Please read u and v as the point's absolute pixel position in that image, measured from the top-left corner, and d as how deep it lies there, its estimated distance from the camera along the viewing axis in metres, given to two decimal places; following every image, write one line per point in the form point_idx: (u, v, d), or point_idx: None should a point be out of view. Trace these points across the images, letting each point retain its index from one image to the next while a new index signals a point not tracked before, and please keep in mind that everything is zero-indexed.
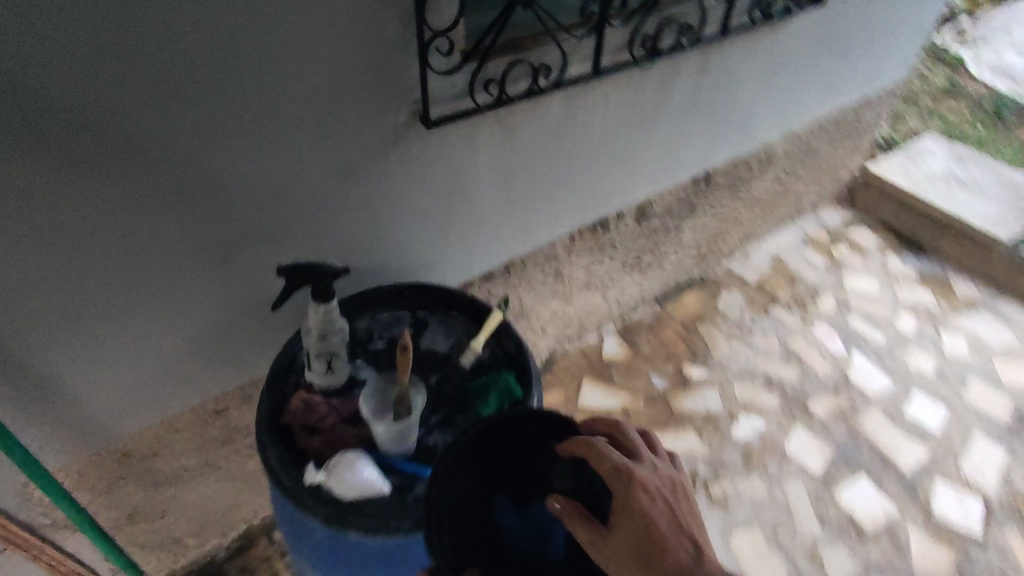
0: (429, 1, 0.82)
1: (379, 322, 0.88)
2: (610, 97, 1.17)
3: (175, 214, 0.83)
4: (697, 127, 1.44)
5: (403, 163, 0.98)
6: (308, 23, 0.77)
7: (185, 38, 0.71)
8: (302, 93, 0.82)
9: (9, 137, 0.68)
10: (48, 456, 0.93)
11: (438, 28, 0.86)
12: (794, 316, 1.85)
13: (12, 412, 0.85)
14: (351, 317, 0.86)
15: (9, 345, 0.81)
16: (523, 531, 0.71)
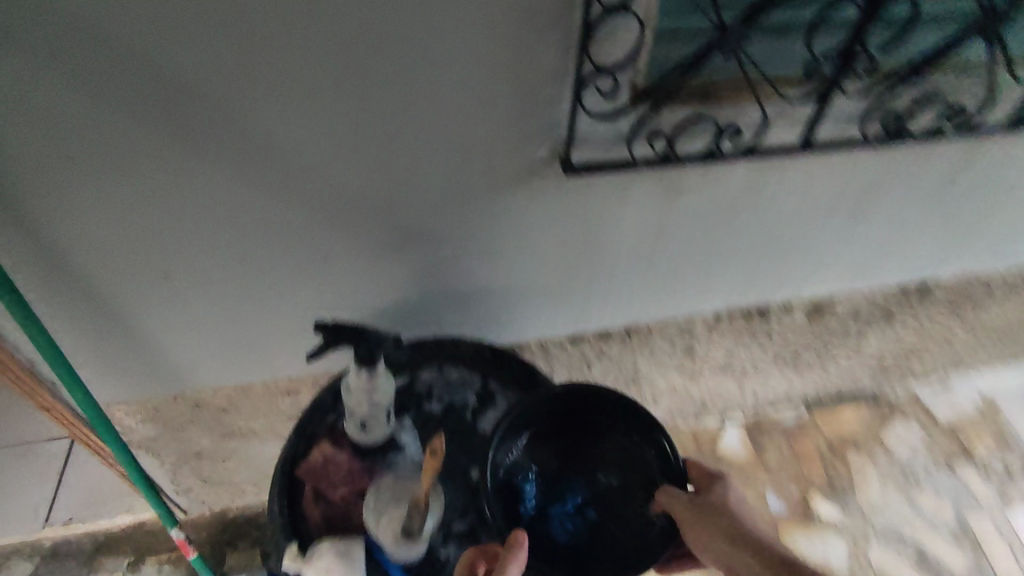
0: (603, 30, 0.66)
1: (444, 380, 0.81)
2: (816, 173, 0.91)
3: (279, 203, 0.78)
4: (929, 227, 1.10)
5: (531, 202, 0.84)
6: (453, 32, 0.65)
7: (315, 33, 0.63)
8: (432, 109, 0.71)
9: (126, 106, 0.66)
10: (130, 386, 0.97)
11: (607, 62, 0.69)
12: (988, 485, 1.41)
13: (103, 346, 0.89)
14: (415, 367, 0.80)
15: (108, 292, 0.83)
16: (569, 523, 0.79)
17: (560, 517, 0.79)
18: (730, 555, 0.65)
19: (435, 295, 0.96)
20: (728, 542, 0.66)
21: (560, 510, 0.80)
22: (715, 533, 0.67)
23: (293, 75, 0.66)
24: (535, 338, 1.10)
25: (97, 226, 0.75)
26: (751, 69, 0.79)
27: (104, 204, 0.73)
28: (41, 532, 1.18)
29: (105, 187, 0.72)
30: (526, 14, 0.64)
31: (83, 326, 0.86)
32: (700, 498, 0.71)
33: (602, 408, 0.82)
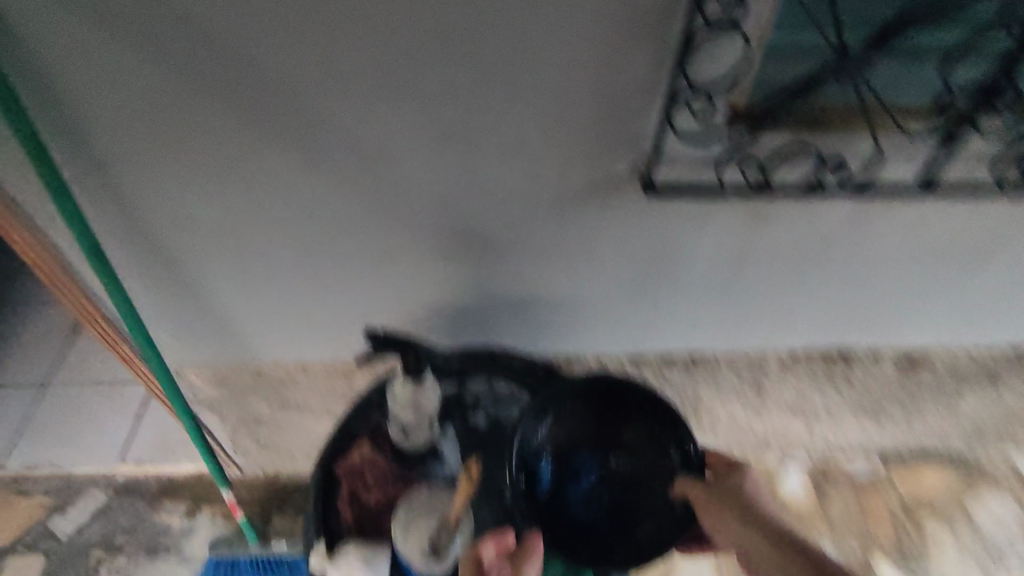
0: (703, 44, 0.61)
1: (492, 392, 0.79)
2: (930, 213, 0.81)
3: (352, 196, 0.78)
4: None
5: (605, 217, 0.80)
6: (544, 36, 0.61)
7: (406, 31, 0.61)
8: (514, 114, 0.68)
9: (218, 94, 0.66)
10: (199, 351, 1.00)
11: (702, 79, 0.64)
12: None
13: (179, 312, 0.93)
14: (464, 373, 0.80)
15: (189, 263, 0.86)
16: (584, 509, 0.76)
17: (576, 497, 0.77)
18: (740, 534, 0.59)
19: (496, 300, 0.94)
20: (738, 517, 0.60)
21: (577, 488, 0.78)
22: (729, 507, 0.61)
23: (377, 70, 0.64)
24: (593, 354, 1.06)
25: (183, 202, 0.78)
26: (869, 97, 0.71)
27: (190, 183, 0.75)
28: (115, 470, 1.26)
29: (193, 167, 0.74)
30: (622, 20, 0.60)
31: (161, 290, 0.90)
32: (723, 482, 0.66)
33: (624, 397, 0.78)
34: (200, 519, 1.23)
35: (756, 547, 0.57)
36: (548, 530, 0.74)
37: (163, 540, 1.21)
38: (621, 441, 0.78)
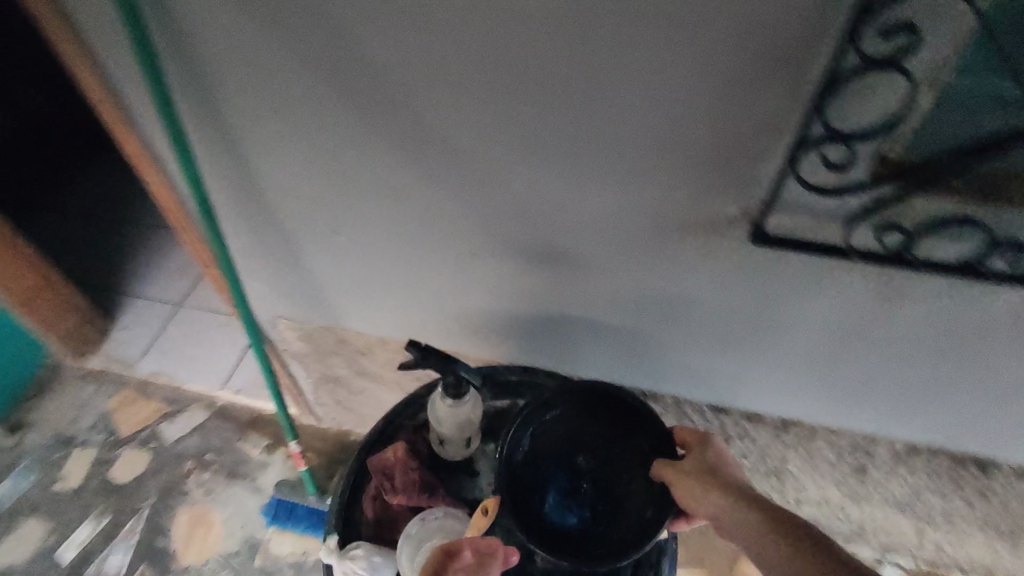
0: (850, 85, 0.50)
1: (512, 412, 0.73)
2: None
3: (445, 198, 0.75)
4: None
5: (705, 258, 0.72)
6: (664, 58, 0.54)
7: (522, 39, 0.55)
8: (624, 135, 0.61)
9: (323, 86, 0.64)
10: (286, 309, 1.03)
11: (847, 123, 0.53)
12: None
13: (270, 280, 0.96)
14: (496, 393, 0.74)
15: (283, 241, 0.87)
16: (571, 517, 0.66)
17: (556, 509, 0.66)
18: (722, 516, 0.57)
19: (576, 316, 0.88)
20: (720, 495, 0.58)
21: (553, 500, 0.67)
22: (708, 483, 0.59)
23: (480, 78, 0.60)
24: (670, 394, 0.97)
25: (281, 187, 0.77)
26: None
27: (288, 169, 0.75)
28: (216, 393, 1.41)
29: (291, 155, 0.73)
30: (758, 50, 0.51)
31: (255, 257, 0.91)
32: (699, 458, 0.62)
33: (597, 395, 0.70)
34: (276, 456, 1.33)
35: (739, 523, 0.56)
36: (543, 540, 0.64)
37: (244, 466, 1.32)
38: (603, 452, 0.69)
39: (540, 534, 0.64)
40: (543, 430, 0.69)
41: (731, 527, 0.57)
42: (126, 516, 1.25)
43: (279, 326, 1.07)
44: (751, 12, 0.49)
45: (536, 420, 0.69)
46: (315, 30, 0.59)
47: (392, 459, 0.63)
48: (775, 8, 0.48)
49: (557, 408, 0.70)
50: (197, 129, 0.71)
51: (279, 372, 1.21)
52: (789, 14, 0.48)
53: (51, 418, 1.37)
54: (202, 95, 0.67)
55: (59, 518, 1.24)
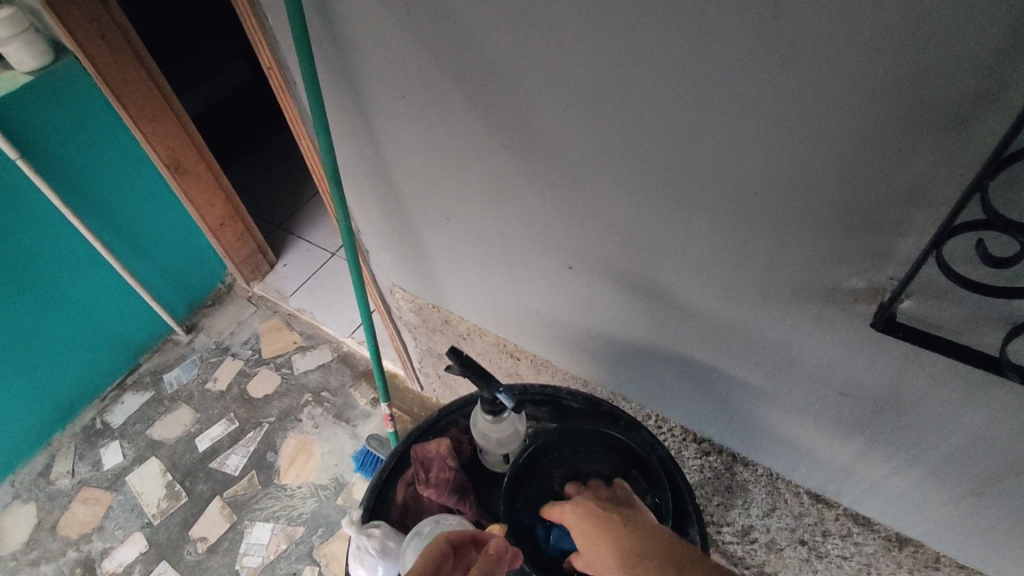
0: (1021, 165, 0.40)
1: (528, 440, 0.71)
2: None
3: (547, 210, 0.72)
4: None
5: (820, 329, 0.62)
6: (795, 101, 0.46)
7: (638, 60, 0.51)
8: (739, 178, 0.54)
9: (444, 83, 0.65)
10: (398, 278, 1.10)
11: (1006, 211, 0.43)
12: None
13: (390, 252, 1.03)
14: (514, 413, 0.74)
15: (404, 218, 0.92)
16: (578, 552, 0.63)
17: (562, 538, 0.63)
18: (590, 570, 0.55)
19: (667, 358, 0.81)
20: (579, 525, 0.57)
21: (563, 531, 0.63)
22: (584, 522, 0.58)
23: (587, 98, 0.56)
24: (763, 465, 0.86)
25: (405, 169, 0.81)
26: None
27: (410, 154, 0.78)
28: (344, 339, 1.57)
29: (413, 142, 0.76)
30: (914, 105, 0.42)
31: (381, 230, 0.99)
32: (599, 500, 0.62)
33: (602, 440, 0.68)
34: (378, 410, 1.44)
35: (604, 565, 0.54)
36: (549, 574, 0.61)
37: (349, 411, 1.45)
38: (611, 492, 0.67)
39: (541, 564, 0.62)
40: (547, 464, 0.68)
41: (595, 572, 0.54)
42: (250, 425, 1.44)
43: (394, 297, 1.16)
44: (910, 59, 0.40)
45: (543, 453, 0.67)
46: (439, 33, 0.60)
47: (432, 453, 0.67)
48: (942, 57, 0.39)
49: (560, 446, 0.68)
50: (341, 109, 0.78)
51: (390, 335, 1.29)
52: (960, 66, 0.39)
53: (216, 327, 1.62)
54: (347, 79, 0.73)
55: (202, 412, 1.48)
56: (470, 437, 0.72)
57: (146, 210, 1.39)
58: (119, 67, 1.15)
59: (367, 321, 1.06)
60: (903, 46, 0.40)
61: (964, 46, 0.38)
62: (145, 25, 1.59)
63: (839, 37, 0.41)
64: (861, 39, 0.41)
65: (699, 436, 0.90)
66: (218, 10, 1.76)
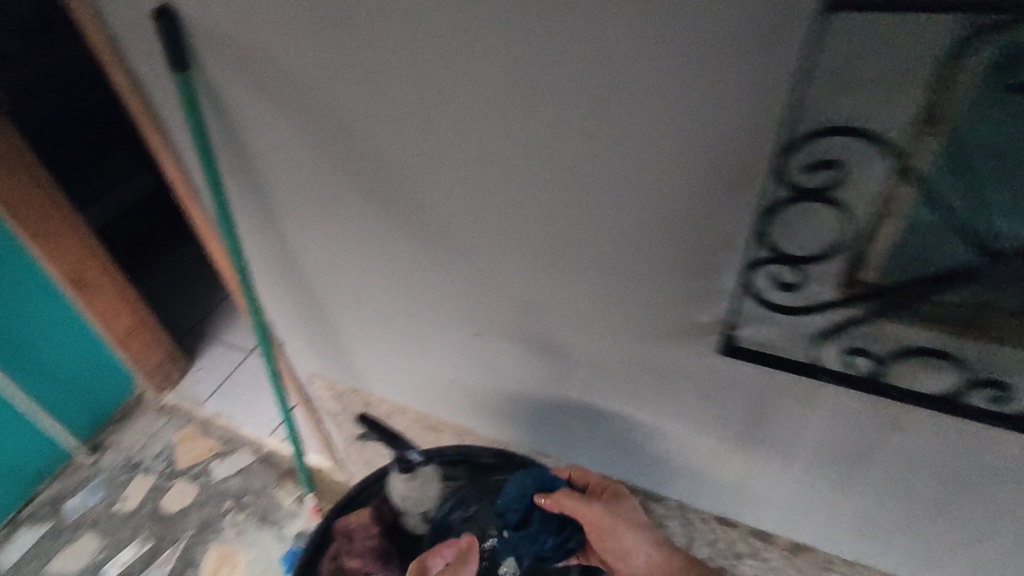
0: (788, 213, 0.52)
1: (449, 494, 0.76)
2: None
3: (447, 283, 0.80)
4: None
5: (686, 361, 0.72)
6: (619, 178, 0.57)
7: (496, 152, 0.61)
8: (594, 242, 0.64)
9: (342, 179, 0.73)
10: (316, 364, 1.12)
11: (790, 249, 0.54)
12: None
13: (304, 339, 1.07)
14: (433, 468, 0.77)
15: (315, 305, 0.97)
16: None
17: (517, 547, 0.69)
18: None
19: (572, 408, 0.89)
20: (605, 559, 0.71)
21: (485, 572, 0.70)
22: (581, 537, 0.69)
23: (463, 185, 0.66)
24: (673, 497, 0.94)
25: (312, 257, 0.87)
26: None
27: (316, 244, 0.84)
28: (264, 440, 1.53)
29: (318, 233, 0.82)
30: (702, 177, 0.53)
31: (294, 319, 1.03)
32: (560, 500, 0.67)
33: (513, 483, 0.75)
34: (304, 507, 1.41)
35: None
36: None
37: (275, 512, 1.40)
38: None
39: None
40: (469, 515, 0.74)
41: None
42: (166, 543, 1.36)
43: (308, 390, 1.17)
44: (695, 140, 0.51)
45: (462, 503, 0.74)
46: (333, 139, 0.69)
47: (353, 528, 0.72)
48: (714, 135, 0.50)
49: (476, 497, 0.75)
50: (248, 208, 0.84)
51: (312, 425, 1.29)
52: (727, 144, 0.50)
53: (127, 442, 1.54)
54: (251, 181, 0.80)
55: (110, 537, 1.37)
56: (389, 504, 0.75)
57: (38, 330, 1.33)
58: (11, 187, 1.15)
59: (285, 412, 1.07)
60: (686, 129, 0.51)
61: (727, 129, 0.49)
62: (44, 144, 1.60)
63: (641, 124, 0.52)
64: (656, 125, 0.52)
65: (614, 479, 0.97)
66: (121, 127, 1.80)
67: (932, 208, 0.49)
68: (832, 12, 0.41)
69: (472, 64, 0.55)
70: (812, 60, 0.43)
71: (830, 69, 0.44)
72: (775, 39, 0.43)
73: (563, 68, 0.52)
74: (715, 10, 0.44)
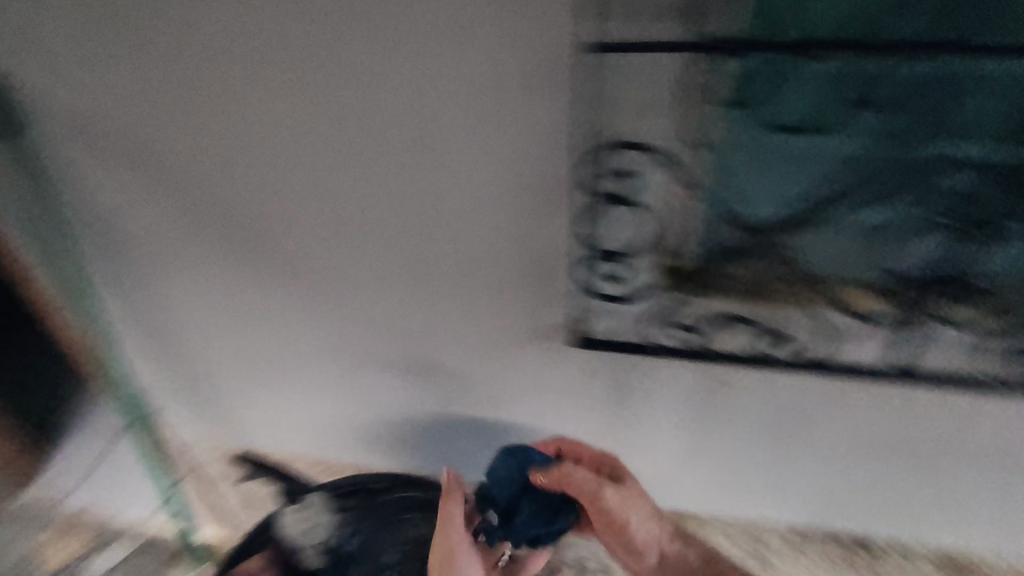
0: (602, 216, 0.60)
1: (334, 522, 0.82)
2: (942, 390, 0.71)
3: (318, 322, 0.82)
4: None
5: (548, 365, 0.79)
6: (458, 203, 0.63)
7: (345, 190, 0.66)
8: (447, 264, 0.70)
9: (198, 229, 0.74)
10: (190, 430, 1.06)
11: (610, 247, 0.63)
12: None
13: (176, 404, 1.02)
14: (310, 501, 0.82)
15: (183, 364, 0.94)
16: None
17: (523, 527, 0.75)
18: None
19: (458, 427, 0.93)
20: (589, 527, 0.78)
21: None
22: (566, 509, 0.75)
23: (318, 225, 0.70)
24: None
25: (175, 313, 0.85)
26: (831, 271, 0.61)
27: (178, 299, 0.83)
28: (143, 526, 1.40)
29: (179, 287, 0.81)
30: (525, 195, 0.61)
31: (164, 382, 0.98)
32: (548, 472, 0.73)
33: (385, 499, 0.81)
34: None
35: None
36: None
37: None
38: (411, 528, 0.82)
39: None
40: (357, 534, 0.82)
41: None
42: None
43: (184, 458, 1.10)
44: (512, 163, 0.59)
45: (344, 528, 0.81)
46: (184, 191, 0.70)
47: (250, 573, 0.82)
48: (528, 157, 0.58)
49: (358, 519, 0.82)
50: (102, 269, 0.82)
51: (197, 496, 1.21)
52: (539, 165, 0.58)
53: None
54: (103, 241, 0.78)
55: None
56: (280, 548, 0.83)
57: None
58: None
59: None
60: (504, 155, 0.58)
61: (536, 151, 0.57)
62: None
63: (465, 148, 0.59)
64: (479, 147, 0.59)
65: None
66: None
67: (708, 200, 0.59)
68: (604, 51, 0.50)
69: (309, 107, 0.60)
70: (594, 88, 0.52)
71: (610, 94, 0.53)
72: (560, 72, 0.52)
73: (390, 104, 0.58)
74: (509, 51, 0.52)
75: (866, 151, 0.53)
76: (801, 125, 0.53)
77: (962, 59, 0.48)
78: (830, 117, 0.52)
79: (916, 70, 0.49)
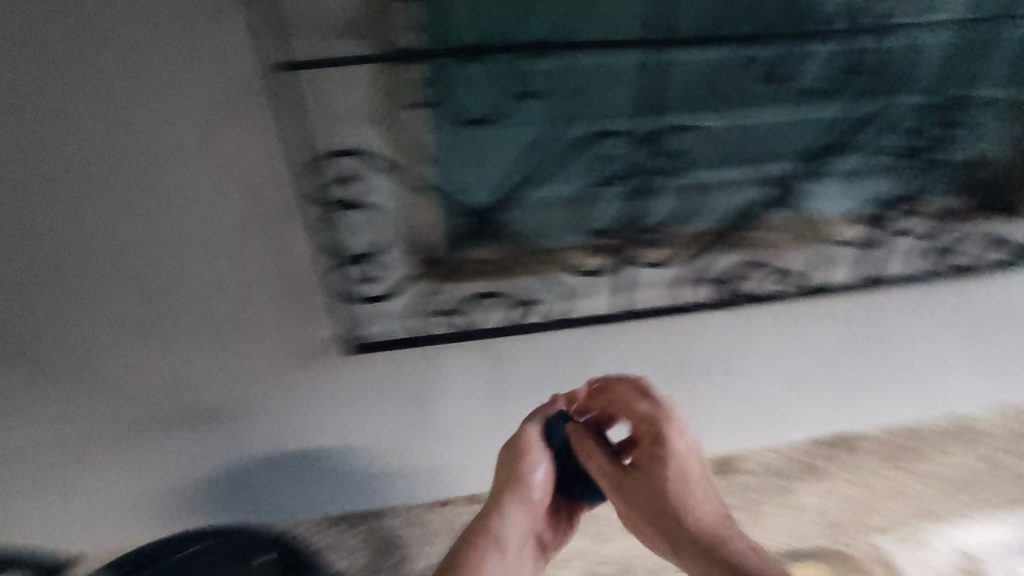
0: (339, 221, 0.64)
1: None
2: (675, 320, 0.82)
3: (58, 394, 0.73)
4: (842, 368, 0.99)
5: (334, 380, 0.80)
6: (186, 234, 0.61)
7: (48, 241, 0.60)
8: (195, 299, 0.67)
9: None
10: None
11: (356, 249, 0.67)
12: None
13: None
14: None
15: None
16: None
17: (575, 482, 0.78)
18: (491, 556, 0.73)
19: (260, 469, 0.89)
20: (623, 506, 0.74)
21: None
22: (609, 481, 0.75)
23: (30, 285, 0.63)
24: (389, 506, 1.01)
25: None
26: (544, 234, 0.72)
27: None
28: None
29: None
30: (256, 215, 0.61)
31: None
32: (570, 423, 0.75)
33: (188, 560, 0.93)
34: None
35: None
36: None
37: None
38: None
39: None
40: None
41: (495, 541, 0.74)
42: None
43: None
44: (233, 185, 0.59)
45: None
46: None
47: None
48: (247, 177, 0.58)
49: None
50: None
51: None
52: (260, 182, 0.59)
53: None
54: None
55: None
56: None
57: None
58: None
59: None
60: (222, 177, 0.58)
61: (253, 170, 0.58)
62: None
63: (178, 176, 0.58)
64: (193, 174, 0.58)
65: (334, 517, 1.00)
66: None
67: (432, 192, 0.66)
68: (289, 66, 0.53)
69: None
70: (292, 103, 0.55)
71: (311, 109, 0.56)
72: (254, 91, 0.54)
73: (71, 137, 0.54)
74: (195, 74, 0.52)
75: (534, 132, 0.65)
76: (483, 118, 0.63)
77: (574, 56, 0.59)
78: (497, 108, 0.62)
79: (549, 66, 0.60)
